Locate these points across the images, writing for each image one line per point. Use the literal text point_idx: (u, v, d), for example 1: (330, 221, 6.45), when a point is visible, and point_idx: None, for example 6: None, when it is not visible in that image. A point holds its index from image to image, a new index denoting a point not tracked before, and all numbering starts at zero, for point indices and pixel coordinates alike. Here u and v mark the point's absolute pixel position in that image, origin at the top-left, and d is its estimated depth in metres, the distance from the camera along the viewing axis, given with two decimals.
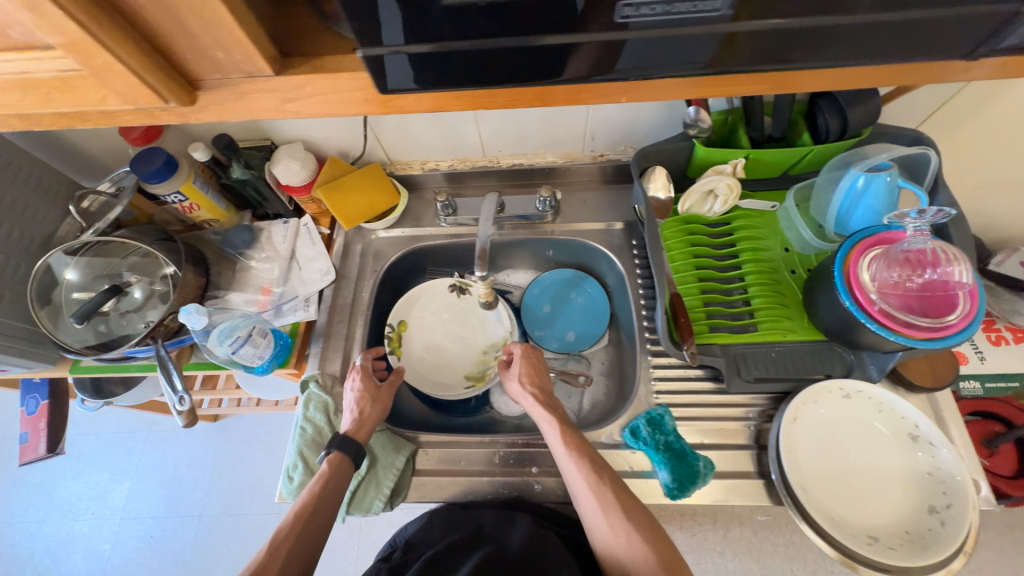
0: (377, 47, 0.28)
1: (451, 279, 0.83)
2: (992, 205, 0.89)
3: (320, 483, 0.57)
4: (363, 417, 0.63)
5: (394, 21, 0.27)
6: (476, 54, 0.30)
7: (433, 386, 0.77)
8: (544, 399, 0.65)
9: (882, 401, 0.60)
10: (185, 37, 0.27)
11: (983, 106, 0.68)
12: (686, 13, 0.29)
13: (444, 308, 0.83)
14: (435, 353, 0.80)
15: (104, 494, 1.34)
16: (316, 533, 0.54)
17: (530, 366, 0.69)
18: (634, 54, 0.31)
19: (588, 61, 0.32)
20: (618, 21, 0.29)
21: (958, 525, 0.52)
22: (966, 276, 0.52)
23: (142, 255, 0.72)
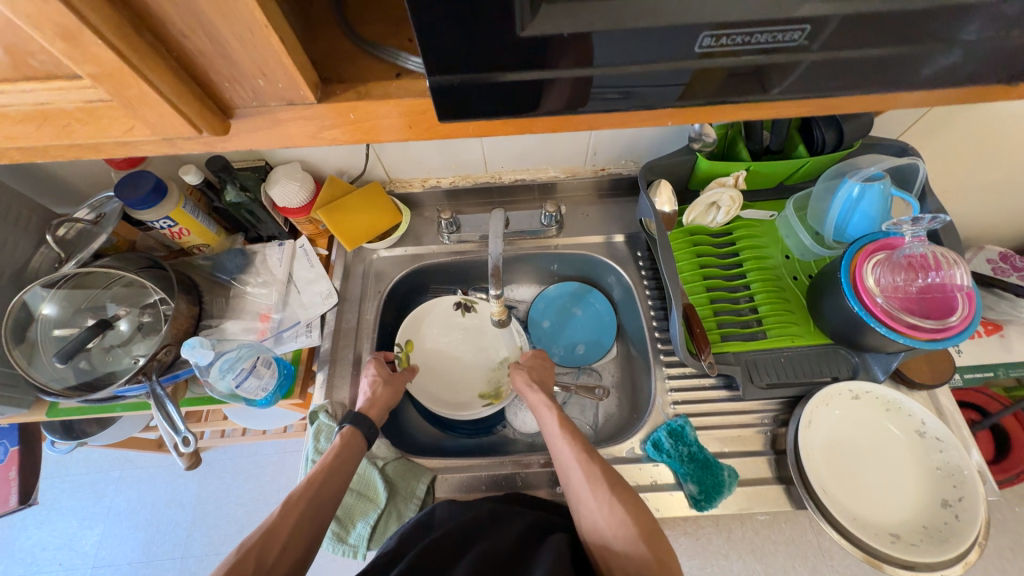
0: (449, 74, 0.27)
1: (456, 296, 0.81)
2: (963, 207, 0.95)
3: (333, 454, 0.56)
4: (381, 401, 0.64)
5: (458, 49, 0.26)
6: (539, 82, 0.28)
7: (448, 407, 0.75)
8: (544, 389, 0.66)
9: (889, 400, 0.62)
10: (226, 65, 0.26)
11: (959, 118, 0.73)
12: (765, 44, 0.28)
13: (451, 327, 0.81)
14: (445, 373, 0.78)
15: (73, 541, 1.24)
16: (326, 504, 0.54)
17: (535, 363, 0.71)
18: (637, 82, 0.29)
19: (563, 97, 0.30)
20: (698, 51, 0.27)
21: (972, 517, 0.54)
22: (963, 279, 0.55)
23: (127, 284, 0.69)
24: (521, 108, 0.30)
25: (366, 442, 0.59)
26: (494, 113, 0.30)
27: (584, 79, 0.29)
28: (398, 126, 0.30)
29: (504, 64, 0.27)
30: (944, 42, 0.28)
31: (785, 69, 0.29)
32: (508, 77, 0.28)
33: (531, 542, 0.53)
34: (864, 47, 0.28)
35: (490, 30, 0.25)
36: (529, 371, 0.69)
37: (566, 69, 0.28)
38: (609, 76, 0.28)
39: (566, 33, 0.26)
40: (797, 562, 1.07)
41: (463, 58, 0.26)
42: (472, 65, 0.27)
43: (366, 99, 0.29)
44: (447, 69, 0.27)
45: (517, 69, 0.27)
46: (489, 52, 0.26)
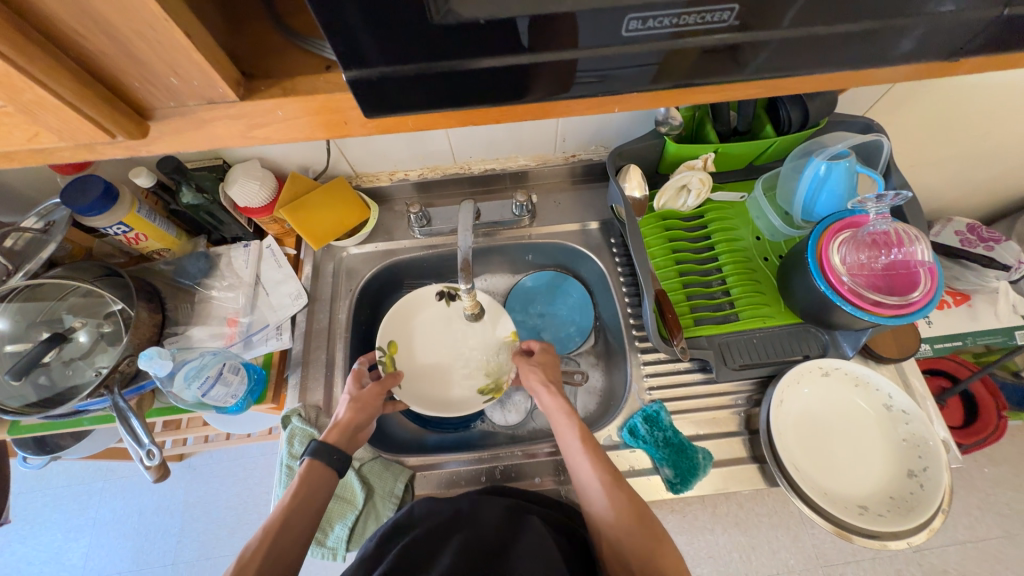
0: (367, 68, 0.25)
1: (438, 286, 0.77)
2: (932, 180, 0.96)
3: (293, 492, 0.53)
4: (348, 423, 0.59)
5: (375, 40, 0.24)
6: (469, 72, 0.27)
7: (444, 407, 0.72)
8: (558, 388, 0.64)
9: (858, 376, 0.63)
10: (131, 63, 0.24)
11: (924, 92, 0.72)
12: (693, 26, 0.26)
13: (435, 320, 0.78)
14: (435, 369, 0.75)
15: (59, 555, 1.22)
16: (292, 543, 0.51)
17: (547, 361, 0.68)
18: (572, 69, 0.28)
19: (512, 85, 0.28)
20: (624, 34, 0.26)
21: (935, 486, 0.56)
22: (925, 254, 0.56)
23: (85, 295, 0.65)
24: (459, 99, 0.29)
25: (328, 472, 0.56)
26: (431, 105, 0.29)
27: (515, 69, 0.27)
28: (331, 122, 0.29)
29: (426, 55, 0.26)
30: (917, 17, 0.27)
31: (731, 52, 0.28)
32: (435, 69, 0.26)
33: (515, 524, 0.53)
34: (804, 24, 0.27)
35: (408, 18, 0.23)
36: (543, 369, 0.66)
37: (498, 56, 0.26)
38: (548, 64, 0.27)
39: (485, 19, 0.24)
40: (780, 532, 1.10)
41: (383, 48, 0.25)
42: (393, 56, 0.25)
43: (292, 94, 0.27)
44: (368, 62, 0.25)
45: (450, 61, 0.26)
46: (413, 41, 0.25)
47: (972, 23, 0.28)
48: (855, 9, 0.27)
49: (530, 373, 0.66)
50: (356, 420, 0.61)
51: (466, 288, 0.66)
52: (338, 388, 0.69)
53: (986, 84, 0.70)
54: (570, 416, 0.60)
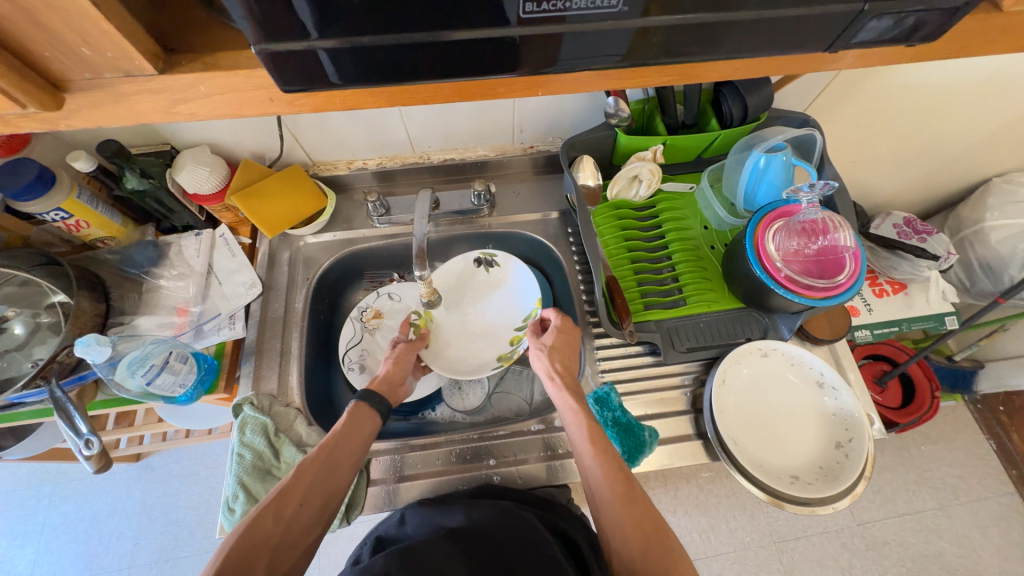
0: (274, 43, 0.26)
1: (476, 252, 0.79)
2: (870, 176, 1.02)
3: (343, 424, 0.56)
4: (388, 375, 0.64)
5: (278, 13, 0.25)
6: (384, 48, 0.28)
7: (462, 368, 0.74)
8: (564, 377, 0.63)
9: (794, 356, 0.67)
10: (41, 34, 0.25)
11: (859, 90, 0.76)
12: (586, 10, 0.27)
13: (472, 285, 0.79)
14: (464, 331, 0.77)
15: (4, 563, 1.16)
16: (337, 471, 0.53)
17: (564, 342, 0.67)
18: (481, 50, 0.29)
19: (467, 56, 0.29)
20: (523, 17, 0.27)
21: (858, 456, 0.60)
22: (849, 240, 0.60)
23: (21, 284, 0.62)
24: (391, 76, 0.30)
25: (375, 416, 0.59)
26: (357, 80, 0.30)
27: (426, 46, 0.28)
28: (258, 99, 0.30)
29: (374, 28, 0.26)
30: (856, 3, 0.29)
31: (645, 37, 0.30)
32: (375, 41, 0.27)
33: (513, 524, 0.54)
34: (700, 11, 0.29)
35: None
36: (555, 354, 0.65)
37: (407, 32, 0.27)
38: (458, 43, 0.28)
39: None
40: (735, 511, 1.16)
41: (289, 22, 0.25)
42: (326, 28, 0.26)
43: (212, 69, 0.29)
44: (284, 40, 0.26)
45: (358, 37, 0.27)
46: (328, 18, 0.25)
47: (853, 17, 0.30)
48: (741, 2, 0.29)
49: (539, 358, 0.65)
50: (395, 372, 0.65)
51: (421, 275, 0.67)
52: (294, 376, 0.69)
53: (914, 85, 0.75)
54: (575, 412, 0.59)
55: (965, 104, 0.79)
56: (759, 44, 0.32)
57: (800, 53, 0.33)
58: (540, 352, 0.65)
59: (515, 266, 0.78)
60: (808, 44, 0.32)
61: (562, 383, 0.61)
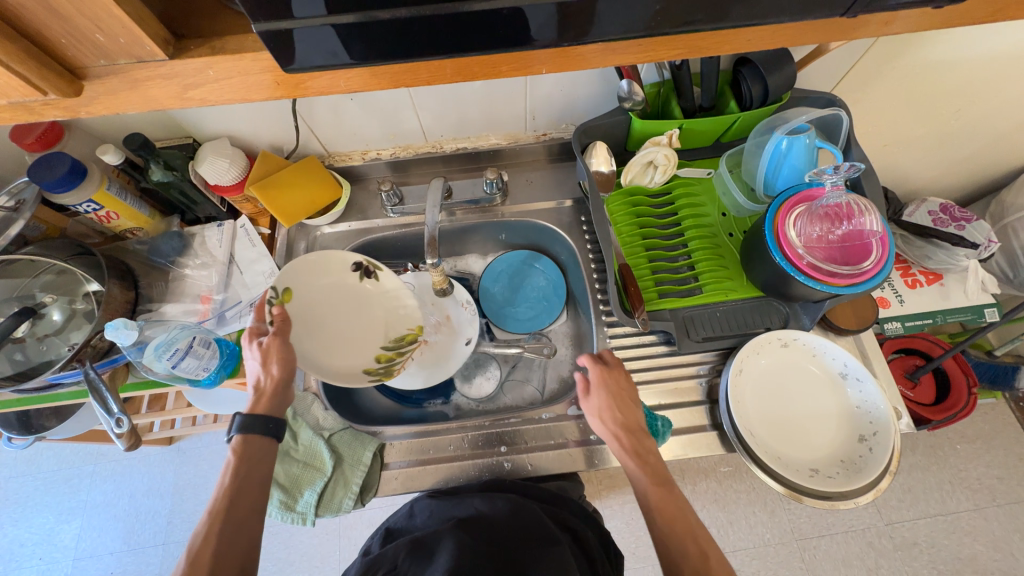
0: (279, 21, 0.27)
1: (359, 256, 0.67)
2: (903, 160, 0.97)
3: (231, 474, 0.49)
4: (277, 389, 0.53)
5: None
6: (386, 24, 0.28)
7: (322, 373, 0.61)
8: (630, 441, 0.55)
9: (815, 346, 0.65)
10: (59, 22, 0.26)
11: (891, 68, 0.72)
12: None
13: (340, 290, 0.67)
14: (327, 335, 0.64)
15: (52, 536, 1.24)
16: (243, 527, 0.48)
17: (618, 399, 0.58)
18: (484, 22, 0.29)
19: (469, 31, 0.29)
20: None
21: (883, 449, 0.58)
22: (875, 224, 0.58)
23: (58, 273, 0.66)
24: (402, 52, 0.30)
25: (265, 443, 0.52)
26: (367, 59, 0.30)
27: (430, 20, 0.28)
28: (264, 83, 0.31)
29: (394, 3, 0.27)
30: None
31: (652, 4, 0.29)
32: (395, 14, 0.27)
33: (519, 514, 0.55)
34: None
35: None
36: (613, 416, 0.57)
37: (409, 7, 0.27)
38: (462, 17, 0.28)
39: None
40: (755, 507, 1.13)
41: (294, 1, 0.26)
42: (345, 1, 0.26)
43: (220, 53, 0.30)
44: (301, 15, 0.27)
45: (363, 12, 0.27)
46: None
47: None
48: None
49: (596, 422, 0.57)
50: (283, 378, 0.54)
51: (433, 262, 0.67)
52: None
53: (953, 59, 0.70)
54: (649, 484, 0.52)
55: (1011, 78, 0.74)
56: (771, 10, 0.31)
57: (820, 17, 0.32)
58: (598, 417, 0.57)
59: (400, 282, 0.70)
60: (826, 7, 0.31)
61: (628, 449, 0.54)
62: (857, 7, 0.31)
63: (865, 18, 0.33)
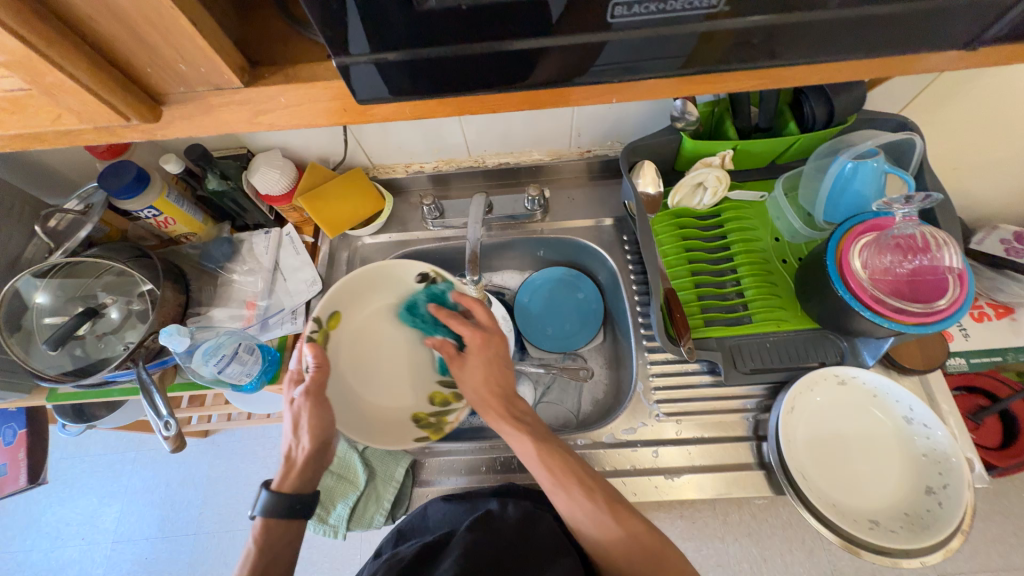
0: (352, 56, 0.27)
1: (426, 268, 0.64)
2: (975, 186, 0.90)
3: (250, 563, 0.48)
4: (307, 462, 0.52)
5: (362, 32, 0.26)
6: (455, 60, 0.28)
7: (365, 411, 0.60)
8: (499, 399, 0.57)
9: (877, 387, 0.60)
10: (145, 51, 0.28)
11: (968, 91, 0.67)
12: (681, 12, 0.27)
13: (397, 304, 0.65)
14: (378, 363, 0.62)
15: (93, 517, 1.30)
16: None
17: (494, 364, 0.59)
18: (552, 56, 0.29)
19: (536, 64, 0.29)
20: (607, 21, 0.27)
21: (955, 506, 0.53)
22: (954, 260, 0.53)
23: (118, 274, 0.70)
24: (454, 84, 0.30)
25: (285, 523, 0.51)
26: (431, 91, 0.30)
27: (498, 55, 0.28)
28: (330, 110, 0.32)
29: (465, 40, 0.27)
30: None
31: (715, 39, 0.28)
32: (440, 50, 0.27)
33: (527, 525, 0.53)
34: (780, 11, 0.27)
35: (385, 7, 0.25)
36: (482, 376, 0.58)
37: (479, 43, 0.27)
38: (529, 52, 0.28)
39: (465, 7, 0.25)
40: (794, 547, 1.06)
41: (368, 41, 0.27)
42: (394, 39, 0.27)
43: (293, 80, 0.31)
44: (352, 52, 0.27)
45: (435, 50, 0.27)
46: (391, 32, 0.26)
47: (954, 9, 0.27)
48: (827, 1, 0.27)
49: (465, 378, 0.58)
50: (315, 447, 0.52)
51: (474, 280, 0.68)
52: None
53: None
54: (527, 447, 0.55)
55: None
56: (846, 46, 0.29)
57: (901, 50, 0.30)
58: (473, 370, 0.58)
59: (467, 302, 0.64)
60: (906, 44, 0.29)
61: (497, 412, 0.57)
62: (938, 41, 0.29)
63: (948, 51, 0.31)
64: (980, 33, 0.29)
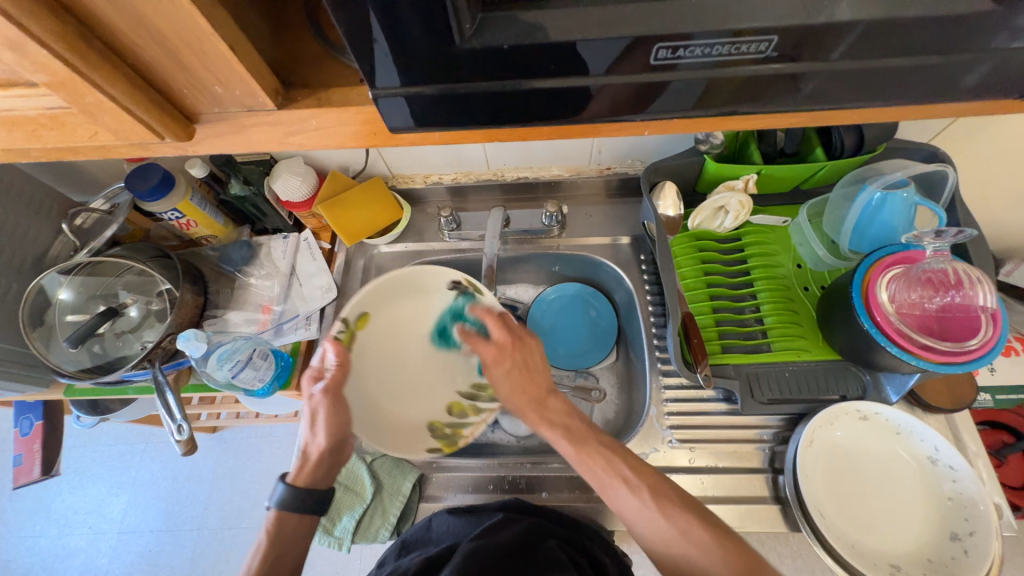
0: (387, 88, 0.28)
1: (458, 276, 0.65)
2: (1006, 219, 0.87)
3: (262, 556, 0.47)
4: (321, 456, 0.52)
5: (396, 65, 0.27)
6: (485, 95, 0.29)
7: (381, 418, 0.60)
8: (536, 408, 0.54)
9: (900, 424, 0.58)
10: (184, 74, 0.29)
11: (1002, 123, 0.65)
12: (725, 56, 0.27)
13: (424, 309, 0.66)
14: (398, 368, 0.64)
15: (101, 507, 1.32)
16: None
17: (522, 370, 0.55)
18: (578, 96, 0.30)
19: (563, 100, 0.30)
20: (658, 64, 0.28)
21: (982, 554, 0.51)
22: (989, 299, 0.51)
23: (139, 273, 0.71)
24: (481, 114, 0.30)
25: (299, 519, 0.50)
26: (458, 121, 0.31)
27: (526, 90, 0.29)
28: (360, 133, 0.33)
29: (494, 75, 0.28)
30: (982, 53, 0.27)
31: (740, 79, 0.29)
32: (470, 87, 0.29)
33: (532, 539, 0.52)
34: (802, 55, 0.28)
35: (417, 42, 0.26)
36: (511, 382, 0.55)
37: (507, 79, 0.28)
38: (554, 89, 0.29)
39: (505, 48, 0.27)
40: None
41: (402, 72, 0.27)
42: (428, 74, 0.28)
43: (324, 105, 0.32)
44: (387, 85, 0.28)
45: (464, 84, 0.28)
46: (422, 63, 0.27)
47: (982, 58, 0.27)
48: (855, 47, 0.27)
49: (500, 385, 0.56)
50: (329, 444, 0.52)
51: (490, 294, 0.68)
52: None
53: None
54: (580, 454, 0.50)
55: None
56: (873, 90, 0.29)
57: (929, 97, 0.30)
58: (502, 372, 0.56)
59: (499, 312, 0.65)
60: (933, 94, 0.29)
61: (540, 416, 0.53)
62: (965, 91, 0.29)
63: (973, 99, 0.31)
64: (1005, 82, 0.29)
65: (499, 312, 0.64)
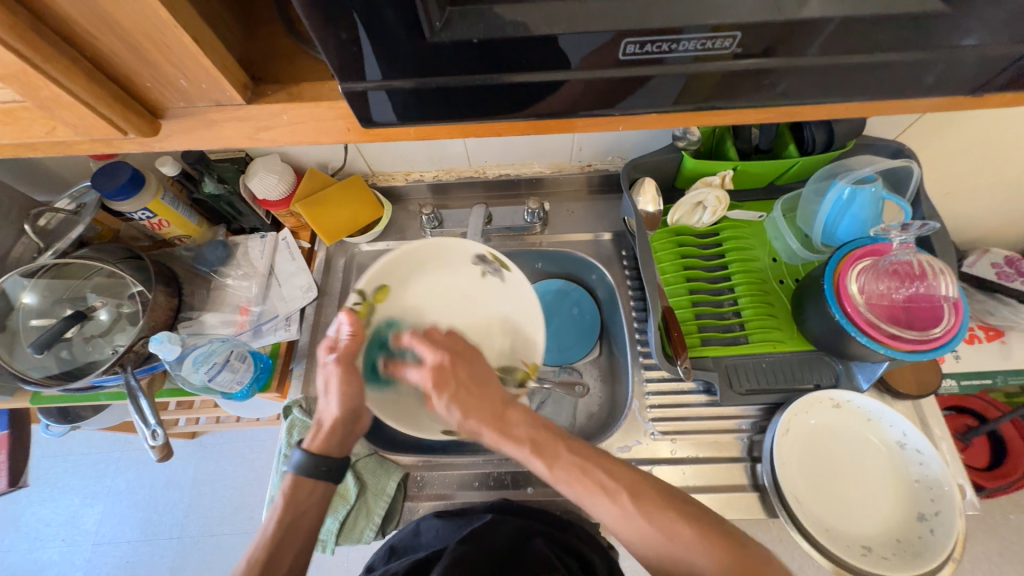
0: (360, 82, 0.28)
1: (483, 249, 0.63)
2: (969, 212, 0.90)
3: (277, 522, 0.49)
4: (334, 426, 0.52)
5: (368, 58, 0.27)
6: (459, 89, 0.29)
7: (394, 396, 0.58)
8: (497, 424, 0.49)
9: (871, 410, 0.60)
10: (148, 68, 0.28)
11: (963, 119, 0.68)
12: (696, 52, 0.28)
13: (450, 286, 0.64)
14: None
15: (74, 519, 1.27)
16: None
17: (471, 389, 0.50)
18: (552, 90, 0.30)
19: (537, 94, 0.30)
20: (624, 58, 0.28)
21: (946, 533, 0.53)
22: (950, 289, 0.53)
23: (108, 275, 0.69)
24: (455, 108, 0.30)
25: (313, 487, 0.51)
26: (432, 116, 0.31)
27: (500, 84, 0.29)
28: (336, 128, 0.32)
29: (467, 70, 0.28)
30: (939, 51, 0.28)
31: (710, 75, 0.29)
32: (444, 81, 0.28)
33: (519, 542, 0.52)
34: (768, 53, 0.28)
35: (388, 35, 0.25)
36: (463, 405, 0.50)
37: (481, 73, 0.28)
38: (528, 83, 0.29)
39: (478, 40, 0.26)
40: None
41: (375, 66, 0.27)
42: (400, 68, 0.27)
43: (297, 100, 0.31)
44: (361, 79, 0.28)
45: (438, 78, 0.28)
46: (394, 56, 0.27)
47: (940, 55, 0.28)
48: (818, 45, 0.28)
49: (449, 414, 0.50)
50: (344, 414, 0.52)
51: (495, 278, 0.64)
52: None
53: None
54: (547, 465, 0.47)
55: None
56: (837, 86, 0.30)
57: (891, 92, 0.31)
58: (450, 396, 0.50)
59: (527, 286, 0.63)
60: (894, 90, 0.31)
61: (505, 437, 0.48)
62: (923, 87, 0.30)
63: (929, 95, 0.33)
64: (960, 80, 0.30)
65: (528, 286, 0.63)
